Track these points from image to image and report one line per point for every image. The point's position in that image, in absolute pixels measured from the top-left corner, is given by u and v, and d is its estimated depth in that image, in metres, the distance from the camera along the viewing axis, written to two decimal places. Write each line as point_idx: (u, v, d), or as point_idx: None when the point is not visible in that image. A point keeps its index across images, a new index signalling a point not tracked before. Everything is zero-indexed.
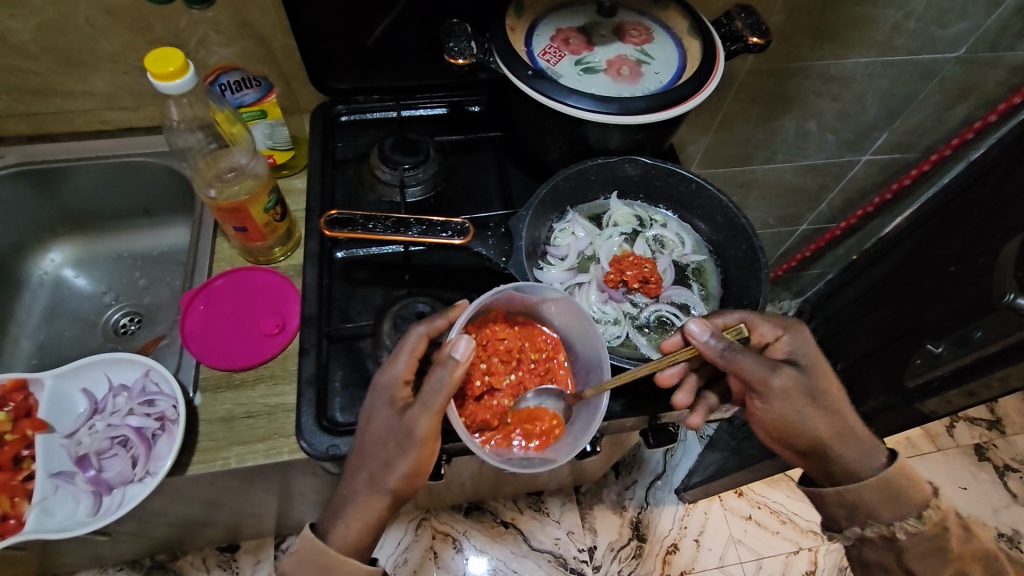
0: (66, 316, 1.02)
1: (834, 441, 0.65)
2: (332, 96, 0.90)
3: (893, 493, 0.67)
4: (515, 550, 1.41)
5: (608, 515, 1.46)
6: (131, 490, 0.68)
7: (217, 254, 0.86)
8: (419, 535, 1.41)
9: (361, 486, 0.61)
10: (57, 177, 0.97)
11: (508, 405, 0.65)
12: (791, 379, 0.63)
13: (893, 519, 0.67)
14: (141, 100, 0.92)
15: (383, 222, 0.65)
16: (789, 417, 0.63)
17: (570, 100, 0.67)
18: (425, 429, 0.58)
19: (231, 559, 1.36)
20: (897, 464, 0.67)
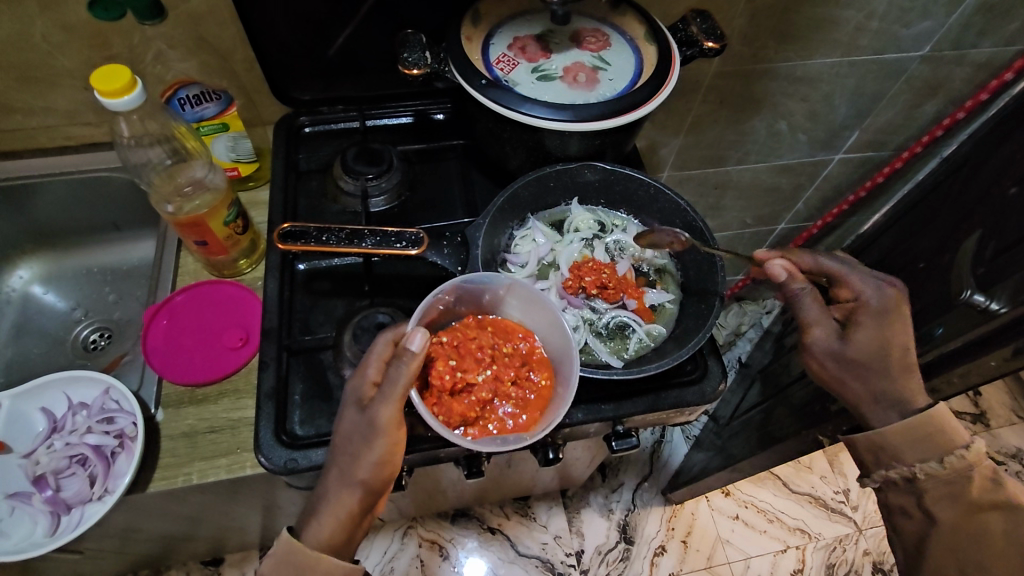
0: (34, 333, 1.02)
1: (869, 400, 0.67)
2: (295, 108, 0.90)
3: (921, 440, 0.65)
4: (502, 556, 1.40)
5: (594, 519, 1.46)
6: (90, 509, 0.67)
7: (182, 267, 0.86)
8: (405, 543, 1.41)
9: (332, 483, 0.60)
10: (22, 195, 0.96)
11: (486, 398, 0.63)
12: (829, 338, 0.67)
13: (915, 461, 0.65)
14: (103, 115, 0.92)
15: (337, 234, 0.65)
16: (818, 367, 0.68)
17: (524, 108, 0.68)
18: (386, 417, 0.57)
19: (215, 573, 1.35)
20: (936, 412, 0.64)
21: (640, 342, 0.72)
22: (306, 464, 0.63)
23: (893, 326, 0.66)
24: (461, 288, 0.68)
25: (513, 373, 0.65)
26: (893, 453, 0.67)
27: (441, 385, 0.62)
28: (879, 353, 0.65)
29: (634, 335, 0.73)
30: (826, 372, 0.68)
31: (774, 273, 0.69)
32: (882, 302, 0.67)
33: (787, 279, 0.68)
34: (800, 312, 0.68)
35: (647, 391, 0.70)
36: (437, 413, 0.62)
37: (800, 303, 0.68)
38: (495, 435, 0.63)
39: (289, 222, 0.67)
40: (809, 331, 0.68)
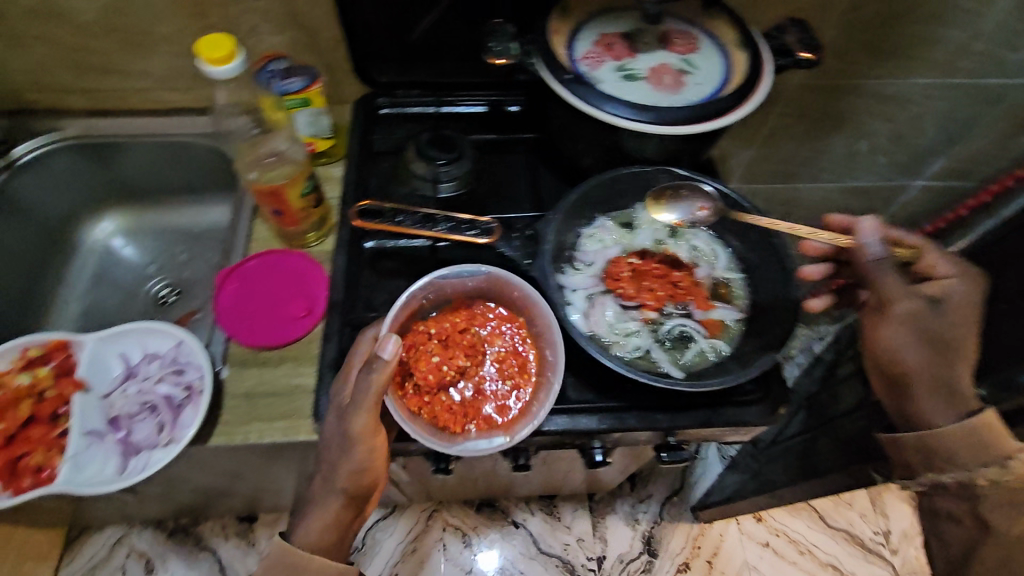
0: (112, 284, 1.07)
1: (930, 385, 0.65)
2: (374, 89, 0.92)
3: (977, 444, 0.64)
4: (524, 551, 1.41)
5: (619, 526, 1.45)
6: (155, 455, 0.69)
7: (254, 235, 0.89)
8: (430, 525, 1.43)
9: (318, 486, 0.62)
10: (113, 152, 1.01)
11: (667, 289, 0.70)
12: (920, 311, 0.64)
13: (972, 466, 0.64)
14: (193, 83, 0.96)
15: (412, 217, 0.71)
16: (889, 345, 0.66)
17: (605, 106, 0.67)
18: (359, 426, 0.58)
19: (249, 529, 1.41)
20: (986, 415, 0.63)
21: (700, 355, 0.66)
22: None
23: (969, 313, 0.65)
24: (435, 283, 0.69)
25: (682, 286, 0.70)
26: (928, 449, 0.66)
27: (427, 384, 0.64)
28: (964, 336, 0.65)
29: (695, 346, 0.66)
30: (898, 344, 0.65)
31: (862, 237, 0.64)
32: (965, 294, 0.65)
33: (873, 243, 0.64)
34: (882, 285, 0.64)
35: (700, 406, 0.68)
36: (421, 415, 0.63)
37: (881, 277, 0.64)
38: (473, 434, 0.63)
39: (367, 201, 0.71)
40: (891, 307, 0.65)
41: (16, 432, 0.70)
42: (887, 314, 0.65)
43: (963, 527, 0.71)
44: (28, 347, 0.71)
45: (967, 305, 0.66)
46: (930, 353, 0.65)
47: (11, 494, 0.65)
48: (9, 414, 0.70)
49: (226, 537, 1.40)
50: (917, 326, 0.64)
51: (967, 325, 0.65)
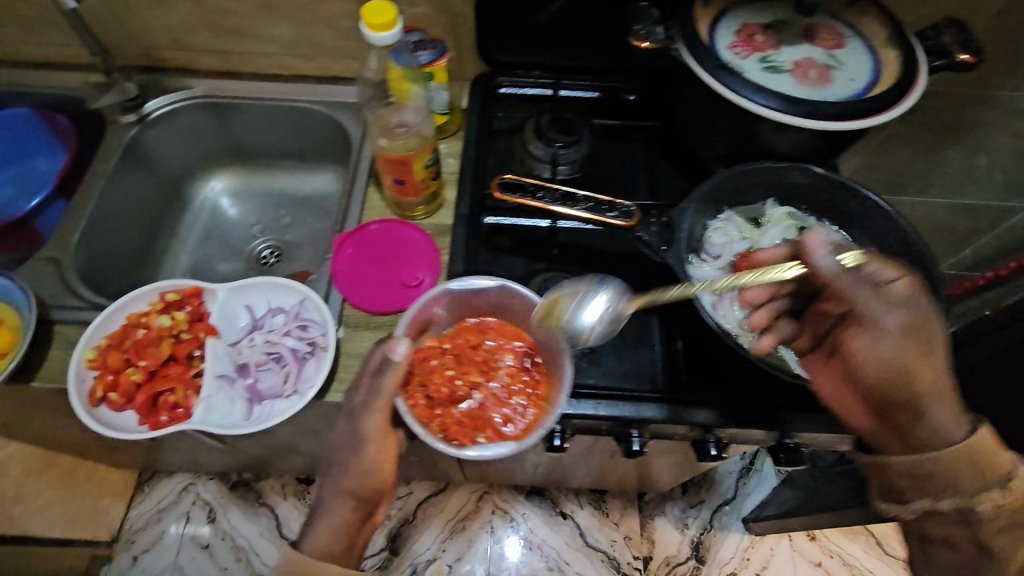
0: (218, 241, 1.11)
1: (929, 399, 0.54)
2: (494, 68, 0.92)
3: (981, 464, 0.53)
4: (570, 542, 1.41)
5: (668, 529, 1.43)
6: (280, 404, 0.72)
7: (368, 203, 0.91)
8: (480, 506, 1.45)
9: (326, 493, 0.63)
10: (232, 113, 1.05)
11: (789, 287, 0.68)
12: (908, 327, 0.54)
13: (977, 490, 0.53)
14: (317, 51, 0.98)
15: (552, 193, 0.65)
16: (877, 366, 0.55)
17: (756, 97, 0.65)
18: (372, 426, 0.62)
19: (306, 490, 1.41)
20: (982, 434, 0.53)
21: None
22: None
23: (933, 321, 0.54)
24: (450, 294, 0.70)
25: None
26: (946, 483, 0.54)
27: (440, 396, 0.66)
28: (944, 348, 0.54)
29: None
30: (876, 362, 0.55)
31: (810, 246, 0.57)
32: (914, 313, 0.54)
33: (821, 254, 0.57)
34: (847, 296, 0.56)
35: (822, 410, 0.66)
36: (430, 424, 0.65)
37: (850, 291, 0.56)
38: (483, 444, 0.64)
39: (507, 175, 0.67)
40: (853, 329, 0.57)
41: (155, 370, 0.74)
42: (875, 330, 0.55)
43: (957, 552, 0.56)
44: (166, 291, 0.75)
45: (928, 312, 0.54)
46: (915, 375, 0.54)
47: (150, 427, 0.70)
48: (148, 353, 0.73)
49: (285, 497, 1.40)
50: (912, 339, 0.54)
51: (941, 333, 0.54)
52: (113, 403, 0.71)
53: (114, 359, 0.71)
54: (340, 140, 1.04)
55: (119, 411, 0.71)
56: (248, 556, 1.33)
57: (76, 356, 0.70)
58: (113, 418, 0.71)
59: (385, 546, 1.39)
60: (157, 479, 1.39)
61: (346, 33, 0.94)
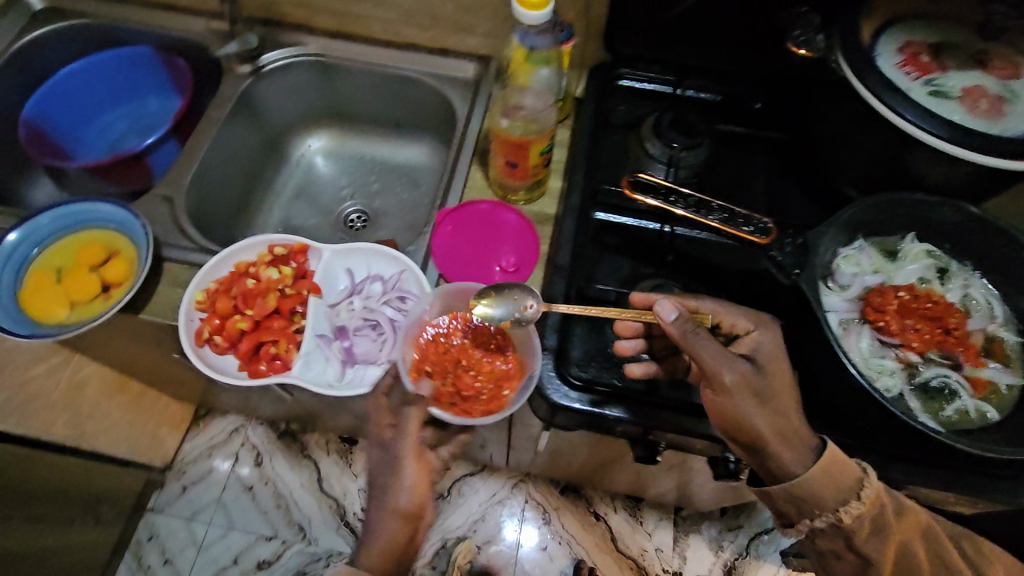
0: (311, 199, 1.10)
1: (777, 436, 0.57)
2: (615, 59, 0.89)
3: (834, 476, 0.57)
4: (599, 543, 1.33)
5: (702, 548, 1.33)
6: (373, 370, 0.74)
7: (470, 181, 0.90)
8: (514, 493, 1.38)
9: (377, 510, 0.64)
10: (340, 75, 1.05)
11: (918, 326, 0.63)
12: (744, 375, 0.57)
13: (837, 506, 0.57)
14: (435, 22, 0.97)
15: (685, 201, 0.62)
16: (737, 414, 0.57)
17: (926, 125, 0.59)
18: (409, 444, 0.64)
19: (348, 450, 1.43)
20: (830, 446, 0.58)
21: (961, 414, 0.59)
22: (562, 402, 0.67)
23: (783, 362, 0.60)
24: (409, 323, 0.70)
25: (935, 330, 0.63)
26: (810, 498, 0.57)
27: (466, 391, 0.66)
28: (786, 393, 0.59)
29: (957, 402, 0.60)
30: (736, 415, 0.57)
31: (665, 317, 0.57)
32: (772, 344, 0.61)
33: (676, 319, 0.57)
34: (701, 355, 0.57)
35: (942, 465, 0.62)
36: (471, 413, 0.66)
37: (703, 353, 0.57)
38: (513, 396, 0.66)
39: (637, 175, 0.65)
40: (725, 379, 0.57)
41: (259, 321, 0.75)
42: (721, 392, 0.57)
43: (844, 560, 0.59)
44: (276, 244, 0.78)
45: (779, 357, 0.61)
46: (773, 401, 0.58)
47: (249, 374, 0.73)
48: (256, 303, 0.75)
49: (328, 452, 1.43)
50: (750, 387, 0.57)
51: (785, 375, 0.60)
52: (217, 346, 0.73)
53: (222, 304, 0.73)
54: (444, 114, 1.02)
55: (222, 354, 0.73)
56: (288, 505, 1.37)
57: (188, 295, 0.72)
58: (215, 361, 0.73)
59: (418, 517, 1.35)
60: (212, 416, 1.45)
61: (469, 7, 0.93)
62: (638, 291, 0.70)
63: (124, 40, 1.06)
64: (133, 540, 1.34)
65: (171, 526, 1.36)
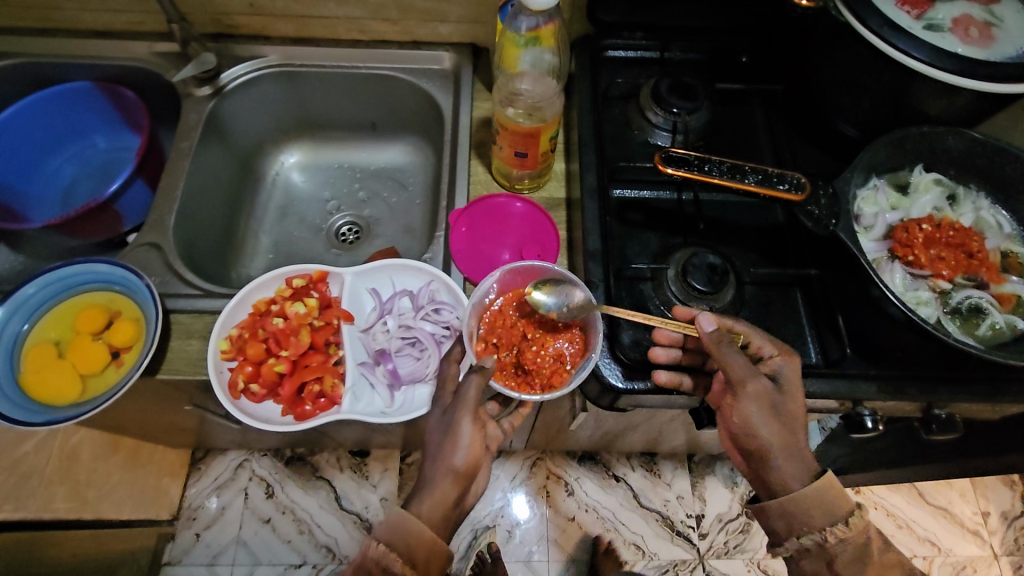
0: (297, 216, 1.04)
1: (785, 450, 0.58)
2: (597, 30, 0.87)
3: (824, 502, 0.57)
4: (624, 504, 1.27)
5: (719, 488, 1.28)
6: (422, 390, 0.73)
7: (473, 176, 0.88)
8: (534, 473, 1.29)
9: (430, 464, 0.59)
10: (307, 83, 0.99)
11: (942, 256, 0.68)
12: (763, 394, 0.58)
13: (822, 525, 0.57)
14: (404, 13, 0.93)
15: (719, 166, 0.63)
16: (745, 425, 0.59)
17: (937, 62, 0.60)
18: (474, 393, 0.61)
19: (362, 463, 1.29)
20: (828, 476, 0.57)
21: (994, 329, 0.64)
22: (622, 387, 0.67)
23: (802, 390, 0.61)
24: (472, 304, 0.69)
25: (958, 259, 0.68)
26: (800, 515, 0.58)
27: (528, 367, 0.66)
28: (799, 416, 0.60)
29: (988, 320, 0.64)
30: (744, 426, 0.59)
31: (703, 325, 0.62)
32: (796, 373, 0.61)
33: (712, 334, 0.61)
34: (731, 366, 0.59)
35: (981, 379, 0.66)
36: (533, 387, 0.66)
37: (728, 362, 0.59)
38: (575, 372, 0.66)
39: (668, 149, 0.66)
40: (746, 388, 0.59)
41: (295, 360, 0.72)
42: (735, 401, 0.59)
43: None
44: (293, 277, 0.74)
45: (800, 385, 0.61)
46: (781, 422, 0.58)
47: (296, 418, 0.69)
48: (290, 342, 0.72)
49: (341, 470, 1.28)
50: (765, 407, 0.58)
51: (802, 401, 0.60)
52: (254, 394, 0.70)
53: (254, 349, 0.69)
54: (426, 109, 0.99)
55: (261, 402, 0.70)
56: (311, 528, 1.22)
57: (213, 347, 0.67)
58: (255, 410, 0.69)
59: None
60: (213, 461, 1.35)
61: None
62: (677, 257, 0.71)
63: (59, 76, 0.96)
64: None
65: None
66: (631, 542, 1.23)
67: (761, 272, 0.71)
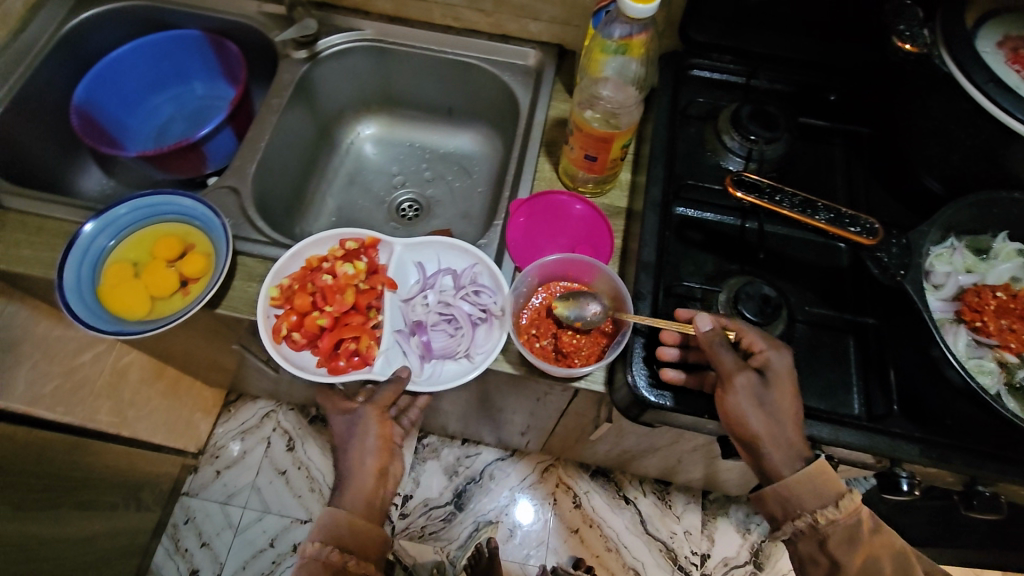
0: (363, 187, 1.08)
1: (774, 443, 0.56)
2: (686, 49, 0.87)
3: (814, 481, 0.55)
4: (630, 527, 1.25)
5: (730, 531, 1.25)
6: (453, 365, 0.73)
7: (538, 172, 0.89)
8: (544, 478, 1.29)
9: (355, 465, 0.70)
10: (394, 59, 1.02)
11: (1012, 328, 0.65)
12: (749, 386, 0.56)
13: (813, 508, 0.55)
14: (498, 7, 0.96)
15: (791, 198, 0.62)
16: (735, 418, 0.56)
17: None
18: (383, 396, 0.71)
19: None
20: (819, 461, 0.55)
21: None
22: (654, 401, 0.65)
23: (793, 384, 0.58)
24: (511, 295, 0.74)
25: None
26: (792, 498, 0.55)
27: (566, 348, 0.71)
28: (792, 409, 0.57)
29: None
30: (734, 419, 0.57)
31: (700, 326, 0.60)
32: (785, 366, 0.58)
33: (707, 331, 0.60)
34: (718, 360, 0.58)
35: None
36: (572, 364, 0.71)
37: (717, 356, 0.58)
38: (610, 347, 0.70)
39: (740, 174, 0.65)
40: (732, 381, 0.57)
41: (337, 317, 0.75)
42: (725, 394, 0.57)
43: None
44: (347, 240, 0.77)
45: (789, 378, 0.58)
46: (771, 413, 0.56)
47: (329, 371, 0.71)
48: (334, 299, 0.74)
49: None
50: (751, 400, 0.56)
51: (795, 396, 0.57)
52: (295, 343, 0.73)
53: (301, 300, 0.73)
54: (503, 101, 1.01)
55: (300, 350, 0.73)
56: (323, 487, 1.27)
57: (263, 293, 0.72)
58: (294, 357, 0.72)
59: (451, 501, 1.26)
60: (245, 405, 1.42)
61: None
62: (733, 281, 0.70)
63: (172, 23, 1.04)
64: (170, 523, 1.23)
65: (206, 508, 1.25)
66: (630, 567, 1.21)
67: (815, 312, 0.70)
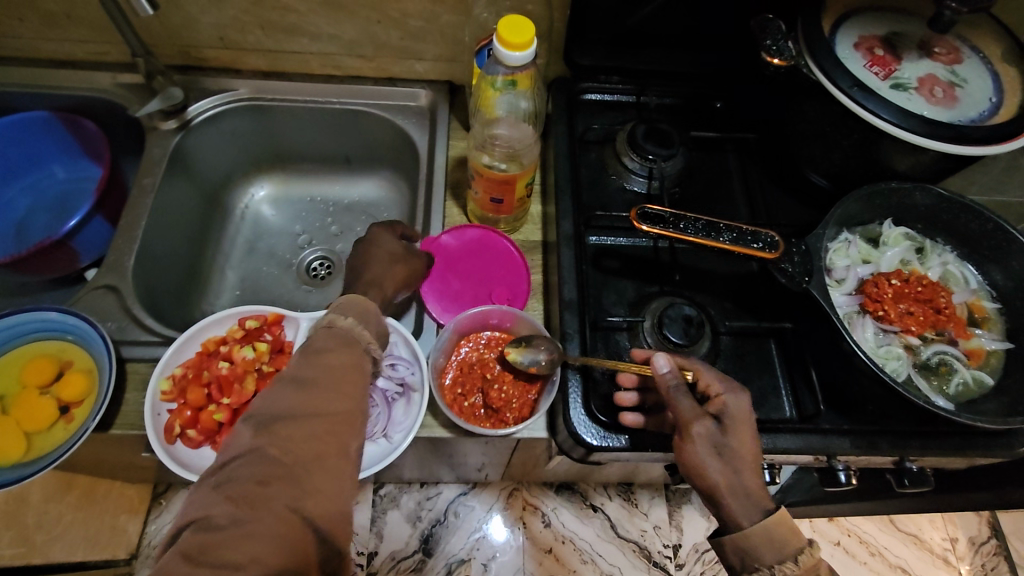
0: (265, 254, 1.00)
1: (731, 494, 0.54)
2: (574, 73, 0.87)
3: (770, 534, 0.52)
4: (601, 534, 1.22)
5: (696, 516, 1.26)
6: (369, 448, 0.68)
7: (448, 217, 0.87)
8: (510, 504, 1.23)
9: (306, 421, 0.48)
10: (276, 116, 0.96)
11: (911, 311, 0.69)
12: (707, 434, 0.55)
13: (772, 564, 0.51)
14: (380, 50, 0.92)
15: (695, 224, 0.63)
16: (692, 469, 0.55)
17: (907, 125, 0.61)
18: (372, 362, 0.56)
19: None
20: (779, 512, 0.53)
21: (964, 386, 0.65)
22: (596, 444, 0.64)
23: (751, 428, 0.57)
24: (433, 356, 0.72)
25: (927, 313, 0.69)
26: (750, 551, 0.53)
27: (498, 405, 0.69)
28: (751, 456, 0.56)
29: (958, 376, 0.66)
30: (691, 469, 0.55)
31: (658, 369, 0.59)
32: (744, 409, 0.57)
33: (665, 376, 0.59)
34: (676, 406, 0.57)
35: (951, 433, 0.66)
36: (505, 420, 0.68)
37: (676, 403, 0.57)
38: (540, 398, 0.69)
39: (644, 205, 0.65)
40: (688, 429, 0.56)
41: (237, 407, 0.68)
42: (682, 442, 0.56)
43: None
44: (246, 318, 0.71)
45: (747, 422, 0.57)
46: (731, 462, 0.55)
47: None
48: (233, 390, 0.68)
49: None
50: (709, 448, 0.55)
51: (753, 441, 0.56)
52: (191, 440, 0.66)
53: (194, 394, 0.66)
54: (400, 145, 0.97)
55: (197, 448, 0.66)
56: None
57: (152, 387, 0.65)
58: (189, 457, 0.65)
59: (419, 548, 1.18)
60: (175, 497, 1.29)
61: (415, 32, 0.89)
62: (654, 305, 0.71)
63: (17, 106, 0.93)
64: None
65: None
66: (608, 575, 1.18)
67: (736, 323, 0.71)
